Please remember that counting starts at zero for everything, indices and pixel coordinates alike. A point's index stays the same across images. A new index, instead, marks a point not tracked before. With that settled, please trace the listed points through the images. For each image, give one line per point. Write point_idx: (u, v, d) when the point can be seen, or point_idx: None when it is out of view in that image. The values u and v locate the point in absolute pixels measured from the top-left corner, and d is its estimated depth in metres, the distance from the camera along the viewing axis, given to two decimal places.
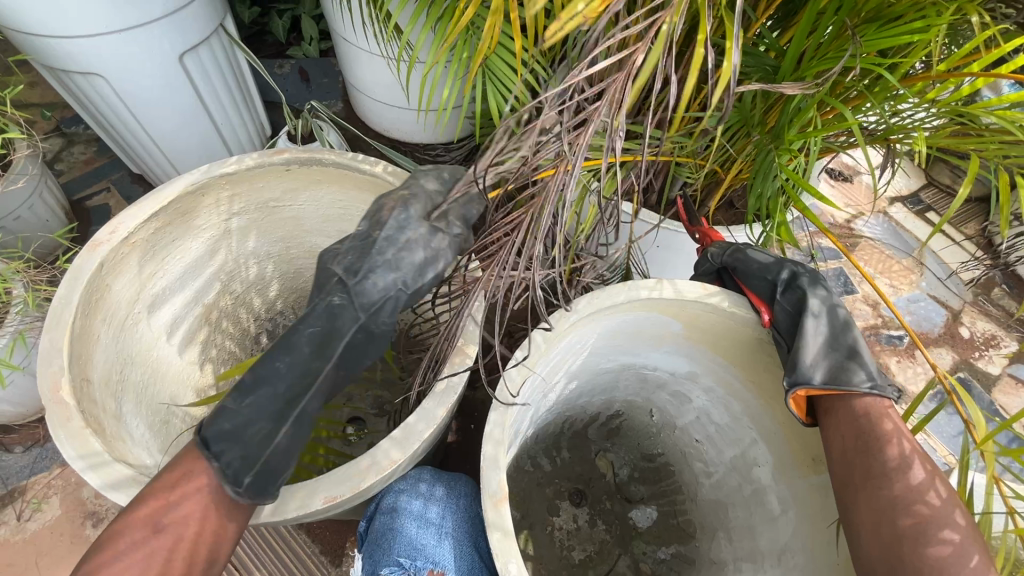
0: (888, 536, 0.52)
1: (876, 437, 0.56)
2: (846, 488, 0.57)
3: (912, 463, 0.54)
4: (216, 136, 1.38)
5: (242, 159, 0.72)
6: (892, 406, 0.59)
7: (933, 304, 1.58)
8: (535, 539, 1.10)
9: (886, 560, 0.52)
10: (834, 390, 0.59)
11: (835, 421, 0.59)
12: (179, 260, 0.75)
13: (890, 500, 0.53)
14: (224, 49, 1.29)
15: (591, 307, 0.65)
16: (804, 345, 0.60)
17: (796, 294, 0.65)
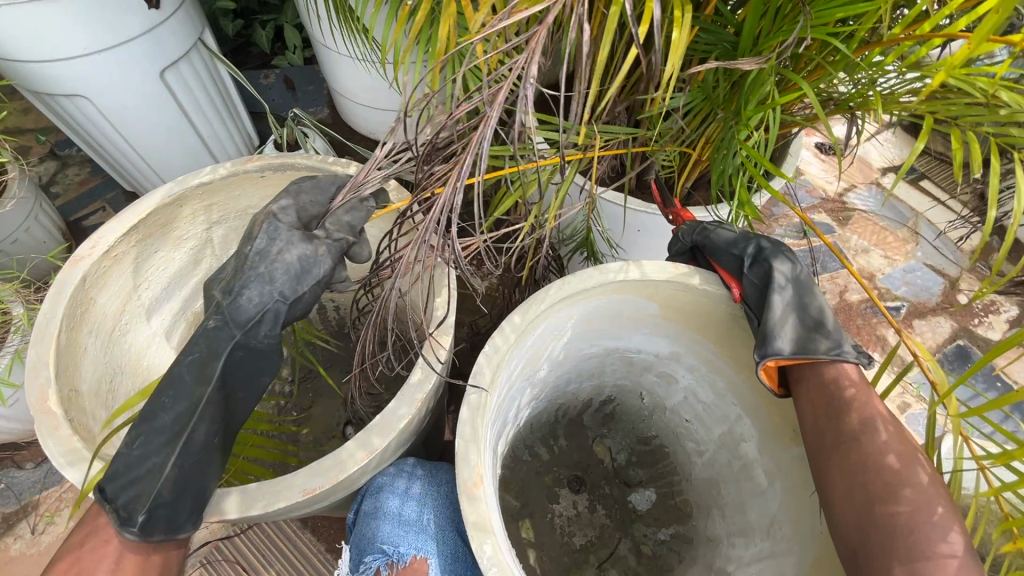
0: (859, 498, 0.55)
1: (842, 403, 0.59)
2: (819, 455, 0.60)
3: (876, 425, 0.58)
4: (203, 149, 1.40)
5: (215, 169, 0.73)
6: (857, 372, 0.62)
7: (929, 273, 1.57)
8: (535, 527, 1.12)
9: (860, 520, 0.55)
10: (802, 359, 0.61)
11: (806, 392, 0.63)
12: (162, 271, 0.77)
13: (859, 462, 0.57)
14: (205, 63, 1.31)
15: (562, 293, 0.67)
16: (772, 317, 0.63)
17: (763, 268, 0.67)
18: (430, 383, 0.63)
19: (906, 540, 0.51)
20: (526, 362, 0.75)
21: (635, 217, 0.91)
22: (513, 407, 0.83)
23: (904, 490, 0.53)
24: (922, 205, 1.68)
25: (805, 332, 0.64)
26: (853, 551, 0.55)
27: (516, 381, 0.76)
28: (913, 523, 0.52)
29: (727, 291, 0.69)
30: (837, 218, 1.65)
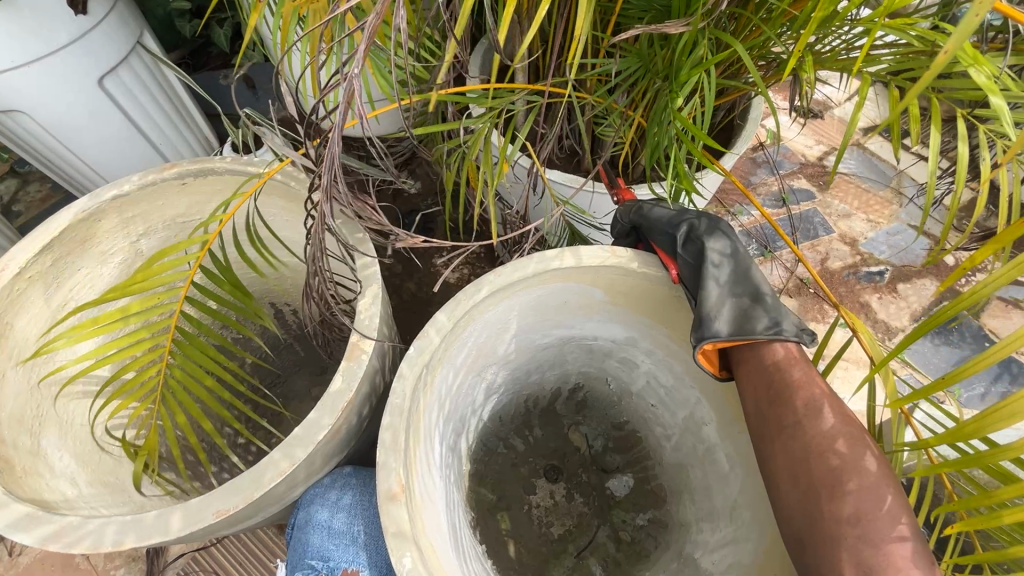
0: (804, 484, 0.53)
1: (785, 386, 0.57)
2: (764, 440, 0.57)
3: (821, 406, 0.55)
4: (156, 155, 1.36)
5: (129, 179, 0.71)
6: (799, 350, 0.60)
7: (913, 235, 1.52)
8: (513, 519, 1.09)
9: (805, 507, 0.52)
10: (741, 340, 0.59)
11: (748, 374, 0.60)
12: (92, 287, 0.75)
13: (803, 446, 0.54)
14: (148, 67, 1.25)
15: (495, 287, 0.64)
16: (706, 299, 0.60)
17: (696, 246, 0.65)
18: (353, 390, 0.60)
19: (852, 527, 0.49)
20: (469, 358, 0.72)
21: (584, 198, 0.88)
22: (466, 404, 0.80)
23: (850, 474, 0.50)
24: (904, 163, 1.63)
25: (743, 312, 0.62)
26: (800, 540, 0.52)
27: (462, 378, 0.73)
28: (859, 508, 0.49)
29: (666, 273, 0.66)
30: (817, 183, 1.60)
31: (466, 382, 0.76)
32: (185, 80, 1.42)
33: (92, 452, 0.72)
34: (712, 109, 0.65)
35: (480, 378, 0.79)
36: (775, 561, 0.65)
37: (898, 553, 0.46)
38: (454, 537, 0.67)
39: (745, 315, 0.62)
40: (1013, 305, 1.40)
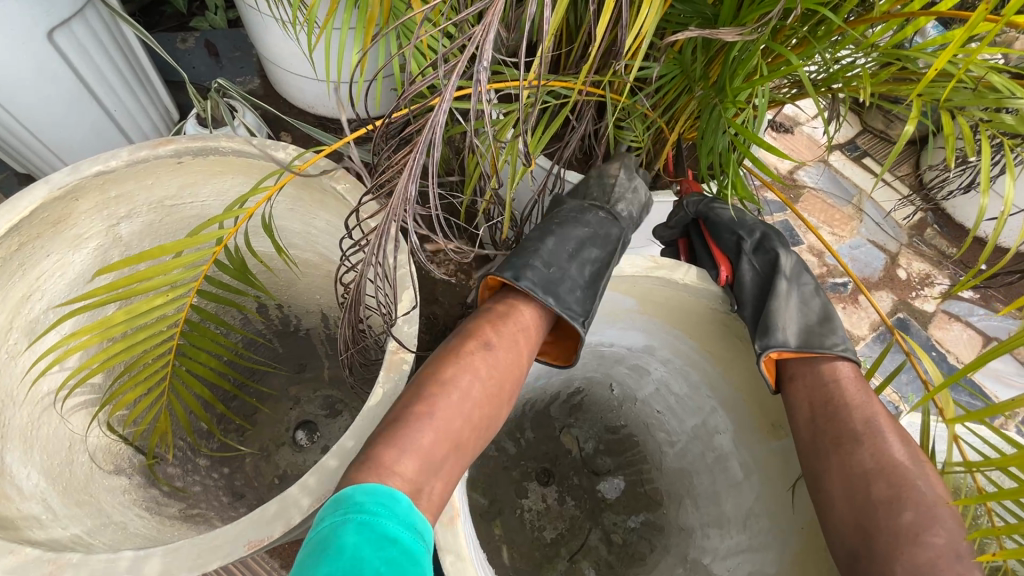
0: (861, 499, 0.59)
1: (844, 405, 0.64)
2: (817, 453, 0.63)
3: (879, 428, 0.63)
4: (110, 123, 1.21)
5: (115, 154, 0.61)
6: (855, 371, 0.67)
7: (872, 249, 1.62)
8: (505, 524, 1.07)
9: (860, 519, 0.58)
10: (810, 352, 0.66)
11: (802, 391, 0.67)
12: (59, 277, 0.65)
13: (860, 463, 0.61)
14: (104, 22, 1.10)
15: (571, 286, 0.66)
16: (780, 309, 0.68)
17: (764, 257, 0.74)
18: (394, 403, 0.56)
19: (906, 539, 0.55)
20: None
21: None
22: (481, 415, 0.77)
23: (905, 490, 0.58)
24: (864, 181, 1.73)
25: (805, 326, 0.71)
26: (852, 554, 0.58)
27: None
28: (915, 522, 0.56)
29: (719, 285, 0.68)
30: (788, 196, 1.67)
31: None
32: (142, 40, 1.27)
33: (61, 465, 0.64)
34: (764, 120, 0.66)
35: None
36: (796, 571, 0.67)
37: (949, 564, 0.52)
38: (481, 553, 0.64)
39: (806, 334, 0.70)
40: (955, 318, 1.53)
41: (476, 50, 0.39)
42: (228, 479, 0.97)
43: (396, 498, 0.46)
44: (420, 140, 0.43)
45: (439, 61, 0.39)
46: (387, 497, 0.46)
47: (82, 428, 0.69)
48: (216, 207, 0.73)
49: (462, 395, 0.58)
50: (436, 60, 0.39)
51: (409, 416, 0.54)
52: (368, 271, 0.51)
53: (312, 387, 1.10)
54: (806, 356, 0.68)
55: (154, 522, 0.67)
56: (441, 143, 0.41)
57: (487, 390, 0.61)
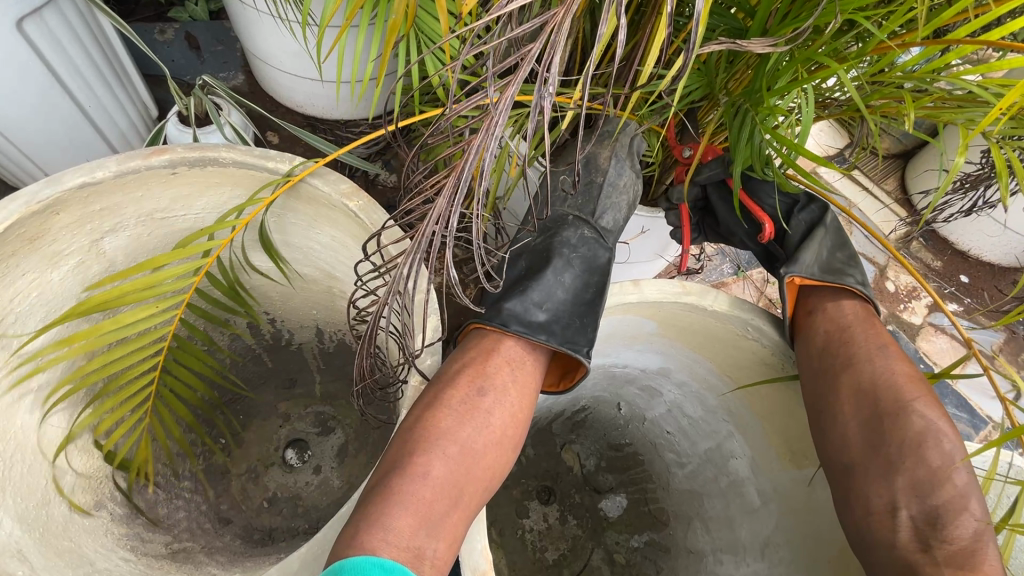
0: (869, 411, 0.60)
1: (856, 330, 0.65)
2: (828, 374, 0.63)
3: (888, 349, 0.64)
4: (84, 120, 1.12)
5: (102, 164, 0.56)
6: (871, 305, 0.68)
7: (862, 261, 1.63)
8: (505, 546, 1.03)
9: (867, 438, 0.60)
10: (829, 282, 0.68)
11: (823, 319, 0.67)
12: (35, 297, 0.59)
13: (871, 382, 0.62)
14: (78, 11, 1.02)
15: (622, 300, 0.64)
16: (802, 255, 0.71)
17: (805, 214, 0.77)
18: (423, 447, 0.54)
19: (910, 447, 0.57)
20: None
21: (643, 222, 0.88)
22: None
23: (915, 411, 0.58)
24: (854, 194, 1.74)
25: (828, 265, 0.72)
26: (850, 466, 0.60)
27: None
28: (918, 432, 0.58)
29: (748, 310, 0.66)
30: None
31: None
32: (119, 31, 1.19)
33: (37, 508, 0.58)
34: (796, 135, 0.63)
35: None
36: None
37: (949, 480, 0.56)
38: None
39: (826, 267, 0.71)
40: (941, 332, 1.55)
41: (540, 70, 0.35)
42: (214, 505, 0.91)
43: (392, 571, 0.44)
44: (463, 164, 0.39)
45: (492, 78, 0.35)
46: (381, 572, 0.44)
47: (59, 464, 0.63)
48: (211, 220, 0.68)
49: (483, 423, 0.58)
50: (488, 77, 0.35)
51: (398, 487, 0.51)
52: (390, 303, 0.46)
53: (303, 403, 1.05)
54: (829, 285, 0.69)
55: (141, 565, 0.61)
56: (490, 169, 0.37)
57: (509, 419, 0.60)
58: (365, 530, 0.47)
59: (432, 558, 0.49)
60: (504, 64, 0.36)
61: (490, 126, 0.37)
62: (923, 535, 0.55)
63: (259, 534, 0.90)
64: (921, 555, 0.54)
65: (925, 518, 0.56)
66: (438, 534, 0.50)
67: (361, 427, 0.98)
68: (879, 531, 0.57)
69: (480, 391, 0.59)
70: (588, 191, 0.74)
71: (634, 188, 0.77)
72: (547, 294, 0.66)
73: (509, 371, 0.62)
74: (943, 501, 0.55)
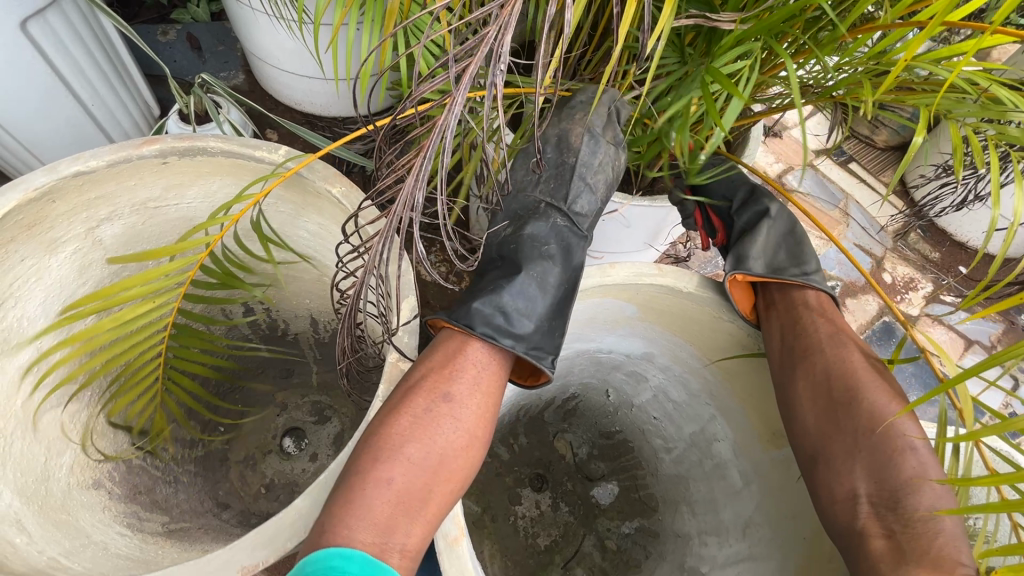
0: (825, 401, 0.62)
1: (811, 324, 0.67)
2: (786, 368, 0.66)
3: (842, 341, 0.66)
4: (87, 119, 1.16)
5: (96, 154, 0.58)
6: (827, 301, 0.71)
7: (859, 253, 1.63)
8: (498, 532, 1.05)
9: (827, 430, 0.61)
10: (782, 280, 0.70)
11: (779, 317, 0.70)
12: (34, 282, 0.62)
13: (826, 373, 0.64)
14: (80, 13, 1.05)
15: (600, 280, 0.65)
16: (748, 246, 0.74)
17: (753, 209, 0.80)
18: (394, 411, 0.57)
19: (866, 433, 0.59)
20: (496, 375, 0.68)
21: (637, 213, 0.87)
22: None
23: (868, 398, 0.61)
24: (852, 187, 1.73)
25: (775, 259, 0.74)
26: (814, 456, 0.62)
27: None
28: (872, 418, 0.59)
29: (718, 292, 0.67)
30: None
31: None
32: (120, 31, 1.22)
33: (35, 483, 0.61)
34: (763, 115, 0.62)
35: None
36: None
37: (908, 465, 0.56)
38: None
39: (779, 261, 0.74)
40: (938, 322, 1.54)
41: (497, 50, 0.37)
42: (212, 490, 0.94)
43: (352, 560, 0.47)
44: (428, 144, 0.41)
45: (451, 61, 0.37)
46: (341, 561, 0.47)
47: (58, 444, 0.66)
48: (204, 209, 0.70)
49: (450, 426, 0.60)
50: (449, 59, 0.37)
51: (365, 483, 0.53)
52: (367, 278, 0.48)
53: (299, 393, 1.07)
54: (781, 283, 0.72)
55: (136, 540, 0.64)
56: (451, 148, 0.39)
57: (477, 420, 0.62)
58: (333, 527, 0.50)
59: (403, 548, 0.52)
60: (464, 46, 0.38)
61: (451, 105, 0.38)
62: (885, 521, 0.55)
63: (256, 518, 0.92)
64: (883, 540, 0.54)
65: (885, 501, 0.56)
66: (407, 529, 0.53)
67: (355, 414, 1.00)
68: (843, 516, 0.57)
69: (444, 397, 0.60)
70: (560, 173, 0.73)
71: (614, 165, 0.74)
72: (520, 281, 0.67)
73: (476, 373, 0.63)
74: (901, 482, 0.56)
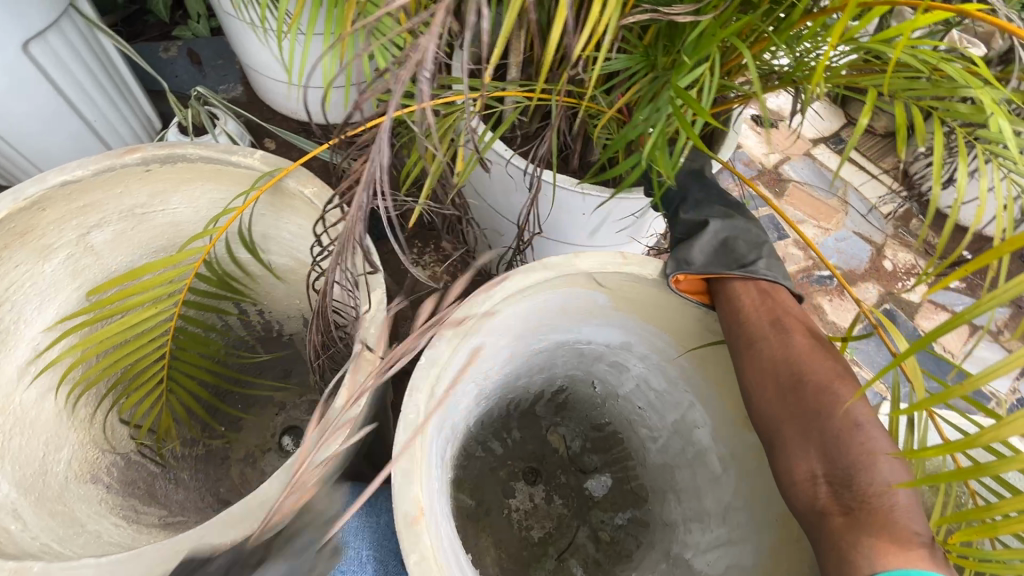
0: (775, 388, 0.61)
1: (753, 310, 0.65)
2: (734, 359, 0.65)
3: (784, 324, 0.64)
4: (91, 135, 1.21)
5: (81, 164, 0.62)
6: (766, 282, 0.68)
7: (858, 241, 1.60)
8: (492, 526, 1.07)
9: (780, 410, 0.60)
10: (715, 271, 0.67)
11: (721, 307, 0.68)
12: (31, 287, 0.66)
13: (771, 361, 0.62)
14: (80, 34, 1.10)
15: (572, 268, 0.66)
16: (701, 241, 0.72)
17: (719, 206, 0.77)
18: (361, 407, 0.55)
19: (816, 416, 0.58)
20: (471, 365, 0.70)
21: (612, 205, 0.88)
22: (455, 413, 0.76)
23: (814, 380, 0.60)
24: (850, 175, 1.71)
25: (735, 252, 0.72)
26: (772, 441, 0.61)
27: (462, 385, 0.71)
28: (820, 400, 0.58)
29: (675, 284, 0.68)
30: (774, 190, 1.65)
31: (454, 406, 0.73)
32: (121, 50, 1.27)
33: (34, 476, 0.65)
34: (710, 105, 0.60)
35: (466, 396, 0.77)
36: (773, 562, 0.67)
37: (858, 439, 0.56)
38: (458, 555, 0.63)
39: (738, 251, 0.72)
40: (941, 308, 1.51)
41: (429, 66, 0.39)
42: (212, 488, 0.97)
43: None
44: (373, 153, 0.43)
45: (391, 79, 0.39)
46: None
47: (57, 440, 0.70)
48: (189, 214, 0.73)
49: None
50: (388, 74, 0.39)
51: None
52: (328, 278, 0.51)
53: (295, 393, 1.10)
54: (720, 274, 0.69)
55: (130, 530, 0.67)
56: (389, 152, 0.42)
57: None
58: None
59: None
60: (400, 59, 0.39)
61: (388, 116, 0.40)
62: (843, 498, 0.54)
63: None
64: (841, 518, 0.53)
65: (841, 481, 0.55)
66: None
67: None
68: (803, 499, 0.57)
69: None
70: None
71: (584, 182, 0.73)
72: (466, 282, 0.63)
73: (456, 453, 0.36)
74: (853, 461, 0.55)
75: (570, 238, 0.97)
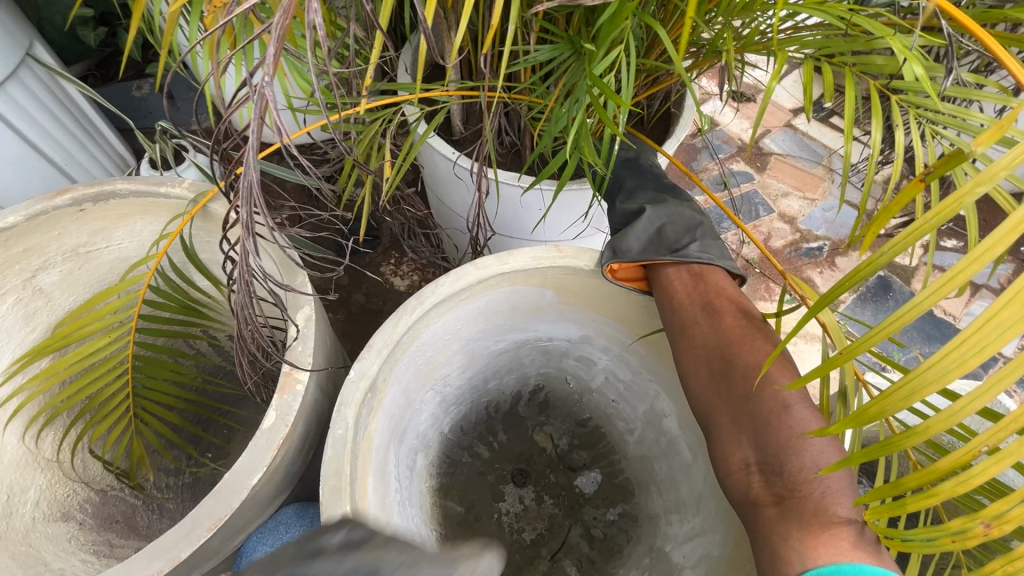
0: (708, 374, 0.60)
1: (686, 296, 0.65)
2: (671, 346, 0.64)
3: (717, 307, 0.63)
4: (63, 178, 1.24)
5: (14, 211, 0.64)
6: (703, 267, 0.67)
7: (846, 209, 1.55)
8: (482, 531, 1.05)
9: (714, 397, 0.59)
10: (647, 259, 0.67)
11: (658, 295, 0.67)
12: None
13: (704, 347, 0.61)
14: (42, 82, 1.13)
15: (502, 266, 0.65)
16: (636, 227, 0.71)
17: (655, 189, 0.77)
18: (290, 425, 0.55)
19: (746, 401, 0.56)
20: (420, 373, 0.70)
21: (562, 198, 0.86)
22: (414, 423, 0.75)
23: (744, 364, 0.58)
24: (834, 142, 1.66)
25: (671, 236, 0.71)
26: (710, 430, 0.60)
27: (412, 394, 0.70)
28: (748, 384, 0.57)
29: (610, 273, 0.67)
30: (756, 164, 1.61)
31: (409, 415, 0.72)
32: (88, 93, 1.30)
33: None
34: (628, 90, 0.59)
35: (424, 404, 0.76)
36: (740, 548, 0.65)
37: (788, 423, 0.54)
38: None
39: (675, 236, 0.71)
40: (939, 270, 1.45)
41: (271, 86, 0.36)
42: None
43: None
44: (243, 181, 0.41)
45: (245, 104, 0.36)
46: None
47: (23, 480, 0.72)
48: (135, 248, 0.74)
49: None
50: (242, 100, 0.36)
51: None
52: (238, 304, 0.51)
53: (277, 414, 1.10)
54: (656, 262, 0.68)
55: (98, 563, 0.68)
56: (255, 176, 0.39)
57: None
58: None
59: None
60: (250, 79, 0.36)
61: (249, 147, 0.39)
62: (774, 487, 0.52)
63: None
64: (771, 507, 0.51)
65: (771, 468, 0.53)
66: None
67: None
68: (740, 488, 0.55)
69: None
70: None
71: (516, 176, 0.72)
72: None
73: None
74: (781, 446, 0.53)
75: (529, 235, 0.96)
